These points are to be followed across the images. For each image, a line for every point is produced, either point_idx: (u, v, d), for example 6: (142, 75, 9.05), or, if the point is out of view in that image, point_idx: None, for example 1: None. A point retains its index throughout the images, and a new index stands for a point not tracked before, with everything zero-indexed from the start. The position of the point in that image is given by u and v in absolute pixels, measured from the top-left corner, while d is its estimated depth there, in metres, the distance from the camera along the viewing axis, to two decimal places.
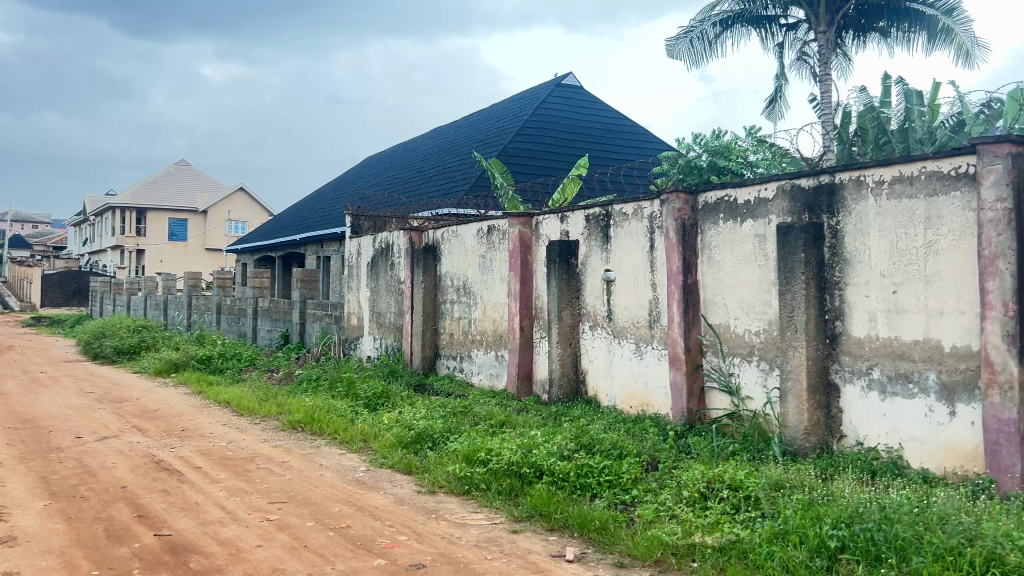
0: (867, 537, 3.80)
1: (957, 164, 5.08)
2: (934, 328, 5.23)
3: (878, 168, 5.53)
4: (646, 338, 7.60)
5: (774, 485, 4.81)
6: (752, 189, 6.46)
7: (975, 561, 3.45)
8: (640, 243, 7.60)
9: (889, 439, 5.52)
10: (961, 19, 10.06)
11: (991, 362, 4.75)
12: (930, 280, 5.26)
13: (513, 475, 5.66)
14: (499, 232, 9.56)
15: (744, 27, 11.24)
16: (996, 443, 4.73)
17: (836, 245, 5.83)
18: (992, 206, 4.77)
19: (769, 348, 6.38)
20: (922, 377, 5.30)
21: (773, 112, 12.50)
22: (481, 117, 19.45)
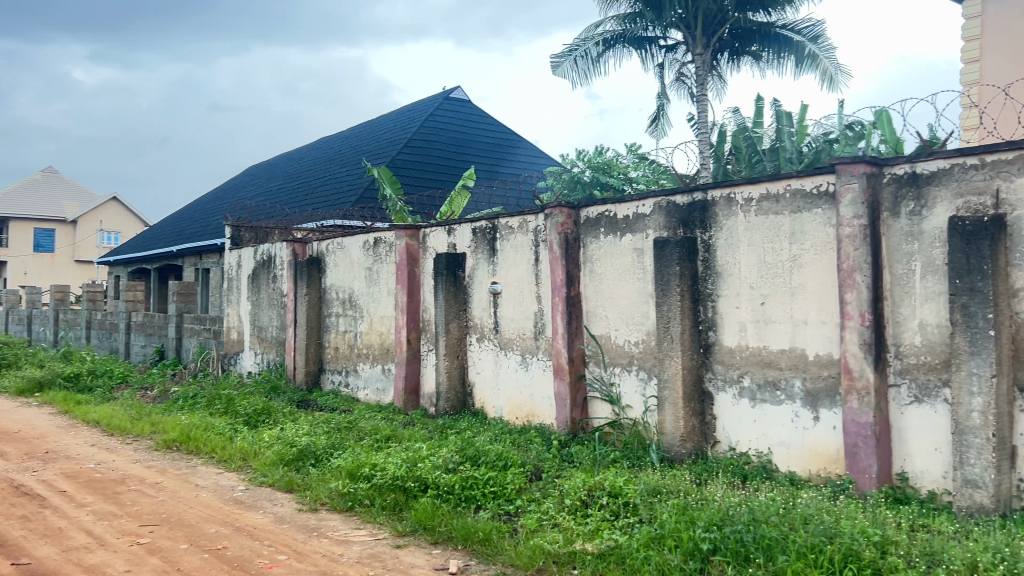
0: (736, 538, 3.97)
1: (819, 183, 5.38)
2: (799, 337, 5.52)
3: (747, 187, 5.80)
4: (532, 350, 7.70)
5: (652, 491, 4.96)
6: (631, 205, 6.65)
7: (834, 558, 3.65)
8: (526, 255, 7.70)
9: (759, 444, 5.78)
10: (825, 46, 10.88)
11: (850, 369, 5.05)
12: (795, 291, 5.54)
13: (397, 490, 5.61)
14: (385, 244, 9.51)
15: (626, 47, 11.52)
16: (855, 446, 5.03)
17: (709, 258, 6.08)
18: (849, 223, 5.07)
19: (647, 358, 6.57)
20: (789, 384, 5.57)
21: (656, 129, 12.90)
22: (369, 128, 19.26)
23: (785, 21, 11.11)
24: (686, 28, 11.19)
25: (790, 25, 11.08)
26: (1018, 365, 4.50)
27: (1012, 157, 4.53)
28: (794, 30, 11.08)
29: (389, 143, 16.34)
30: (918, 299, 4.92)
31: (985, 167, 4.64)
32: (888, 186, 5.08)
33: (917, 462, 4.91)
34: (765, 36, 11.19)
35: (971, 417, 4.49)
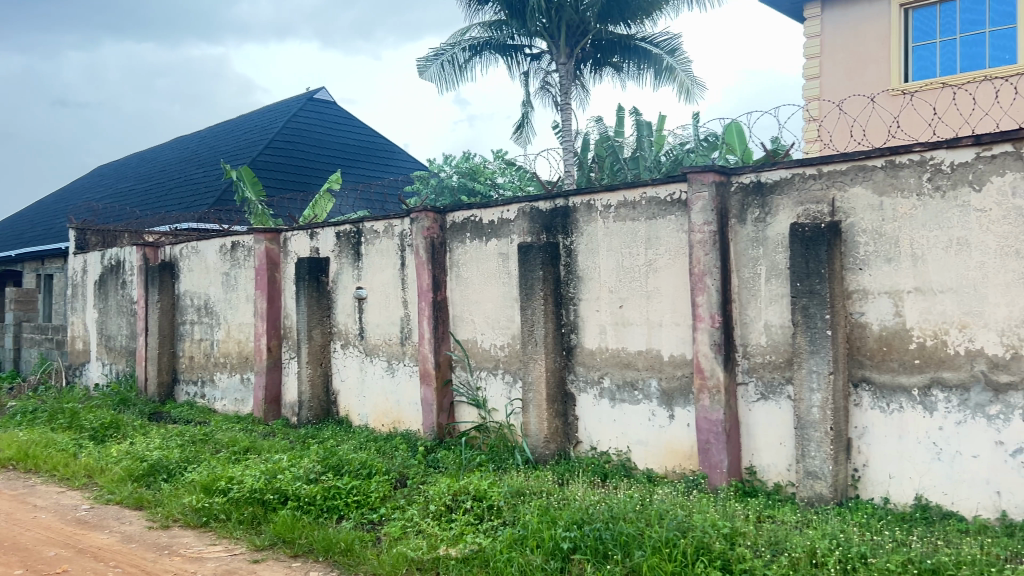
0: (595, 536, 4.05)
1: (672, 191, 5.60)
2: (655, 338, 5.72)
3: (605, 194, 5.95)
4: (397, 356, 7.64)
5: (515, 492, 5.01)
6: (496, 210, 6.71)
7: (687, 551, 3.80)
8: (391, 260, 7.63)
9: (619, 443, 5.95)
10: (682, 59, 11.38)
11: (701, 368, 5.26)
12: (651, 295, 5.74)
13: (255, 503, 5.42)
14: (243, 248, 9.20)
15: (492, 54, 11.60)
16: (707, 442, 5.25)
17: (571, 263, 6.20)
18: (700, 229, 5.28)
19: (512, 361, 6.65)
20: (645, 384, 5.77)
21: (521, 137, 13.07)
22: (229, 127, 18.59)
23: (645, 34, 11.50)
24: (550, 37, 11.36)
25: (649, 38, 11.50)
26: (852, 363, 4.82)
27: (846, 167, 4.84)
28: (653, 43, 11.51)
29: (249, 144, 15.81)
30: (763, 301, 5.19)
31: (822, 177, 4.94)
32: (736, 195, 5.33)
33: (764, 456, 5.18)
34: (625, 48, 11.54)
35: (812, 412, 4.77)
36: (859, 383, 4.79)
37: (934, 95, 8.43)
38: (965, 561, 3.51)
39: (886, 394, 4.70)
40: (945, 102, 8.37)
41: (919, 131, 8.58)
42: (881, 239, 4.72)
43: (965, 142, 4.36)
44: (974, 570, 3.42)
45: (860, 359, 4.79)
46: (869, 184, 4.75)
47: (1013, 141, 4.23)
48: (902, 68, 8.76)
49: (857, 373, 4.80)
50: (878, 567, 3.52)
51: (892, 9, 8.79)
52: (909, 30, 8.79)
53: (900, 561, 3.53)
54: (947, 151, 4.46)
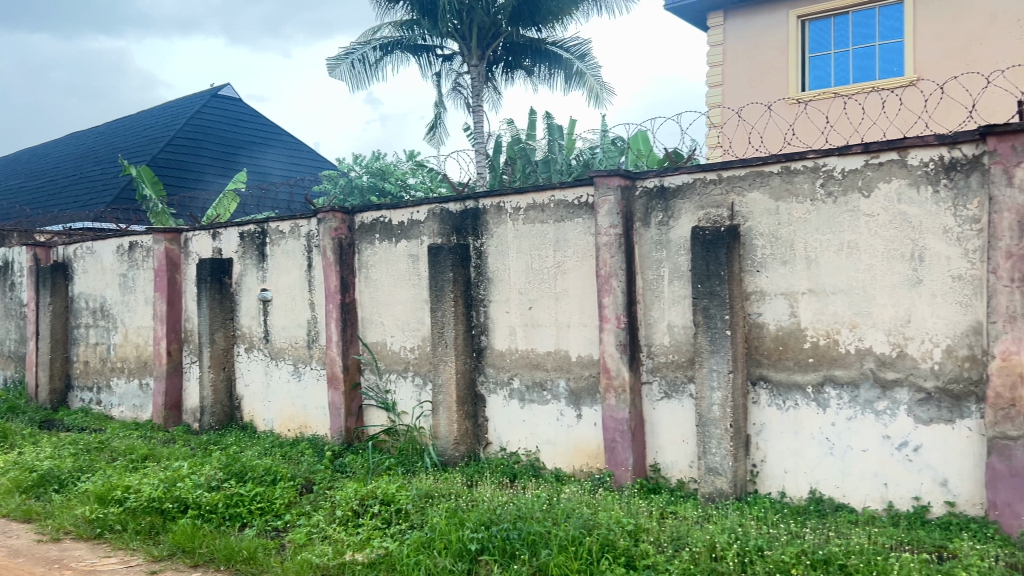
0: (503, 536, 4.08)
1: (580, 194, 5.67)
2: (563, 340, 5.79)
3: (515, 197, 5.98)
4: (304, 359, 7.50)
5: (423, 495, 4.99)
6: (405, 211, 6.67)
7: (593, 548, 3.87)
8: (298, 261, 7.49)
9: (528, 444, 6.00)
10: (592, 64, 11.60)
11: (608, 368, 5.36)
12: (559, 296, 5.80)
13: (153, 512, 5.24)
14: (142, 248, 8.88)
15: (403, 53, 11.50)
16: (613, 441, 5.34)
17: (481, 265, 6.21)
18: (606, 232, 5.36)
19: (422, 364, 6.62)
20: (554, 385, 5.83)
21: (433, 137, 13.02)
22: (128, 123, 17.92)
23: (555, 39, 11.61)
24: (461, 39, 11.36)
25: (560, 43, 11.64)
26: (750, 361, 4.99)
27: (745, 173, 4.99)
28: (563, 47, 11.64)
29: (149, 141, 15.27)
30: (666, 302, 5.31)
31: (722, 182, 5.08)
32: (640, 199, 5.44)
33: (667, 454, 5.31)
34: (537, 52, 11.63)
35: (712, 409, 4.91)
36: (757, 381, 4.97)
37: (826, 104, 8.79)
38: (853, 550, 3.67)
39: (782, 391, 4.88)
40: (836, 111, 8.74)
41: (813, 138, 8.94)
42: (778, 242, 4.89)
43: (854, 149, 4.56)
44: (862, 559, 3.58)
45: (758, 358, 4.96)
46: (766, 189, 4.92)
47: (898, 149, 4.44)
48: (799, 78, 9.10)
49: (755, 372, 4.97)
50: (773, 559, 3.64)
51: (789, 21, 9.12)
52: (805, 41, 9.14)
53: (794, 552, 3.66)
54: (839, 158, 4.65)
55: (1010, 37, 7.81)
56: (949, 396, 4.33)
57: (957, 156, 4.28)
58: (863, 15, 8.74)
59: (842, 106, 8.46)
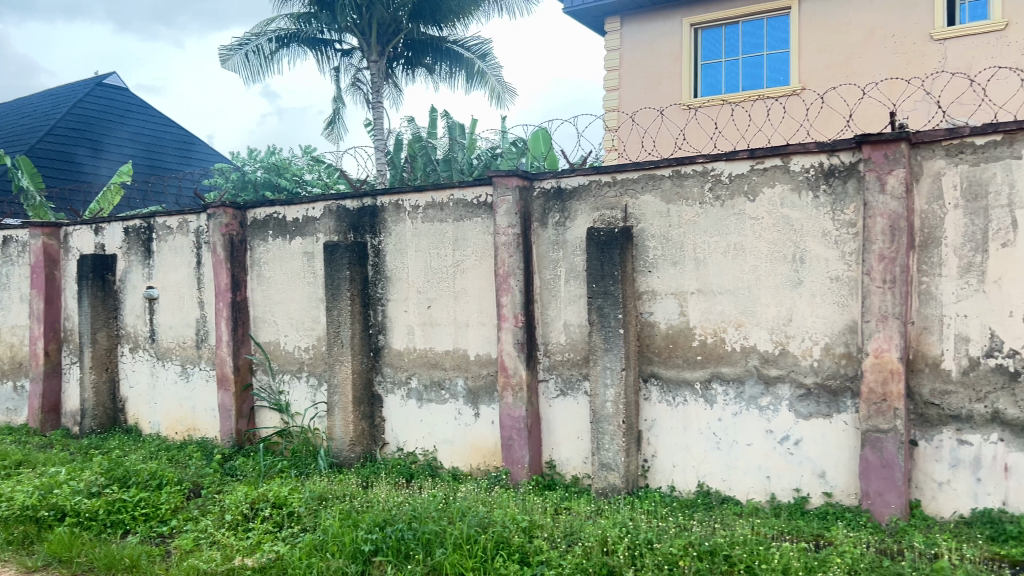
0: (397, 536, 4.05)
1: (478, 194, 5.69)
2: (461, 338, 5.80)
3: (414, 195, 5.94)
4: (192, 359, 7.26)
5: (316, 498, 4.91)
6: (300, 208, 6.54)
7: (487, 546, 3.89)
8: (186, 258, 7.24)
9: (425, 443, 5.99)
10: (493, 64, 11.65)
11: (505, 367, 5.39)
12: (458, 295, 5.80)
13: (27, 521, 4.97)
14: (17, 243, 8.40)
15: (300, 46, 11.24)
16: (510, 438, 5.38)
17: (378, 263, 6.14)
18: (505, 231, 5.39)
19: (317, 364, 6.51)
20: (452, 384, 5.84)
21: (332, 133, 12.81)
22: (4, 110, 16.94)
23: (456, 37, 11.58)
24: (360, 34, 11.22)
25: (461, 41, 11.62)
26: (642, 359, 5.12)
27: (638, 176, 5.11)
28: (464, 46, 11.64)
29: (27, 129, 14.48)
30: (563, 301, 5.39)
31: (616, 184, 5.19)
32: (538, 199, 5.49)
33: (562, 450, 5.39)
34: (437, 49, 11.58)
35: (605, 406, 5.01)
36: (648, 378, 5.10)
37: (715, 111, 9.10)
38: (737, 541, 3.80)
39: (672, 388, 5.02)
40: (725, 118, 9.06)
41: (702, 143, 9.23)
42: (669, 244, 5.03)
43: (741, 155, 4.73)
44: (745, 549, 3.71)
45: (650, 355, 5.09)
46: (658, 192, 5.05)
47: (782, 156, 4.63)
48: (691, 84, 9.37)
49: (647, 369, 5.10)
50: (662, 551, 3.74)
51: (683, 28, 9.38)
52: (697, 48, 9.42)
53: (681, 544, 3.77)
54: (727, 163, 4.81)
55: (885, 50, 8.26)
56: (827, 391, 4.55)
57: (835, 163, 4.50)
58: (752, 26, 9.09)
59: (732, 112, 8.81)
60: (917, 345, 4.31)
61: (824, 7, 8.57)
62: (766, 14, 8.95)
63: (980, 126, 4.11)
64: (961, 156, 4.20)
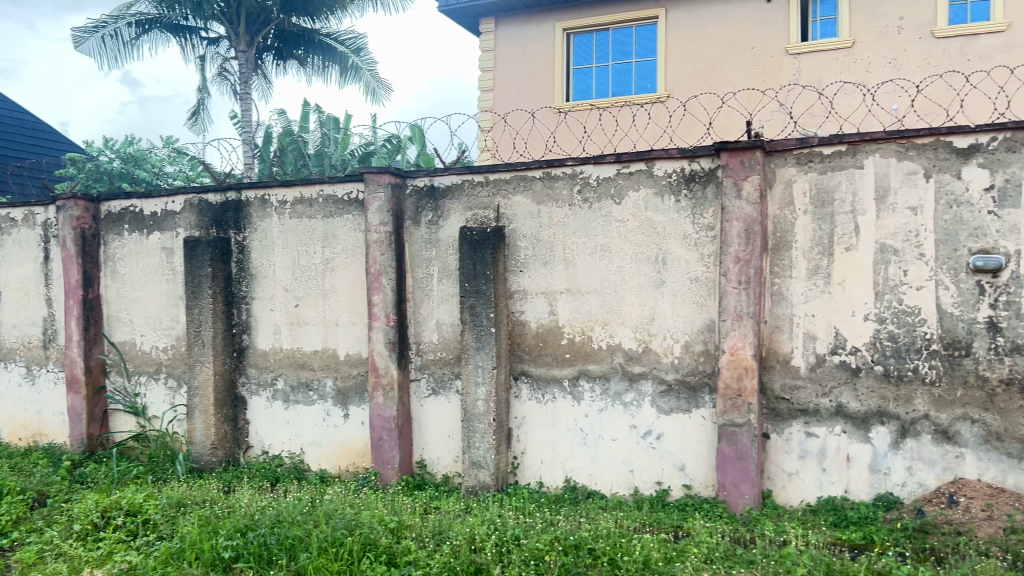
0: (259, 542, 3.92)
1: (348, 190, 5.59)
2: (330, 338, 5.69)
3: (280, 190, 5.78)
4: (38, 361, 6.82)
5: (174, 504, 4.71)
6: (159, 202, 6.24)
7: (353, 548, 3.83)
8: (33, 252, 6.79)
9: (291, 445, 5.85)
10: (368, 59, 11.47)
11: (376, 367, 5.32)
12: (327, 294, 5.69)
13: None
14: None
15: (162, 32, 10.72)
16: (379, 439, 5.32)
17: (243, 260, 5.95)
18: (376, 229, 5.32)
19: (176, 365, 6.24)
20: (320, 384, 5.72)
21: (196, 124, 12.31)
22: None
23: (329, 30, 11.34)
24: (228, 22, 10.82)
25: (334, 34, 11.36)
26: (513, 357, 5.16)
27: (509, 177, 5.16)
28: (337, 40, 11.40)
29: None
30: (435, 300, 5.37)
31: (488, 184, 5.22)
32: (410, 197, 5.45)
33: (433, 450, 5.38)
34: (310, 42, 11.31)
35: (477, 405, 5.03)
36: (519, 376, 5.15)
37: (585, 115, 9.30)
38: (601, 534, 3.91)
39: (542, 385, 5.10)
40: (594, 122, 9.28)
41: (571, 146, 9.43)
42: (539, 244, 5.10)
43: (608, 159, 4.85)
44: (608, 541, 3.82)
45: (520, 353, 5.15)
46: (529, 193, 5.11)
47: (646, 160, 4.78)
48: (564, 87, 9.53)
49: (517, 367, 5.15)
50: (529, 547, 3.79)
51: (555, 32, 9.54)
52: (569, 53, 9.61)
53: (548, 540, 3.83)
54: (594, 167, 4.92)
55: (744, 62, 8.66)
56: (687, 387, 4.73)
57: (696, 169, 4.68)
58: (622, 33, 9.34)
59: (600, 115, 9.09)
60: (770, 344, 4.55)
61: (689, 18, 8.91)
62: (635, 22, 9.23)
63: (827, 137, 4.36)
64: (810, 164, 4.45)
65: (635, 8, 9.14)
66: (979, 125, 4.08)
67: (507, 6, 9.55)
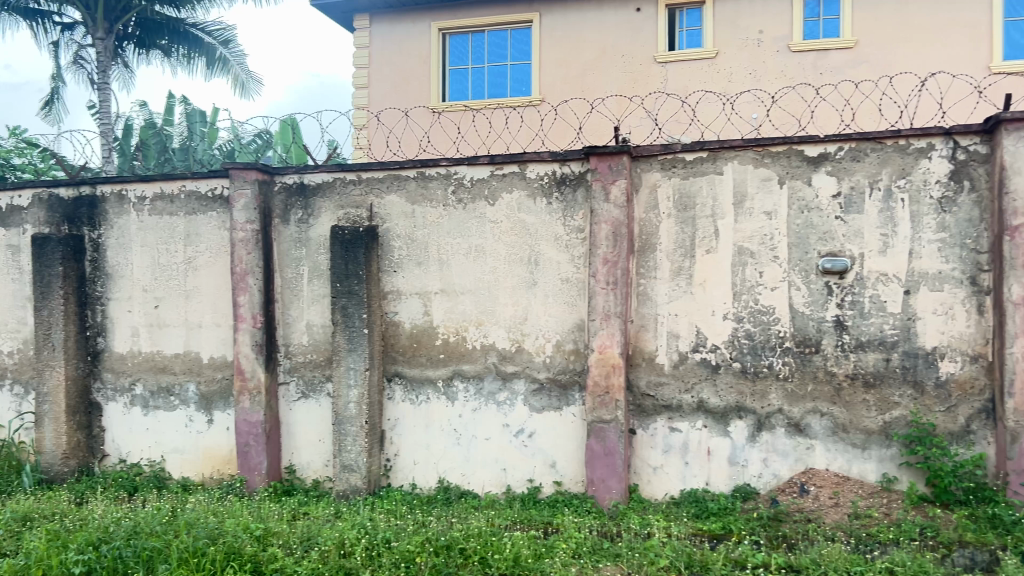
0: (114, 555, 3.72)
1: (213, 186, 5.40)
2: (193, 340, 5.47)
3: (139, 185, 5.52)
4: None
5: (19, 519, 4.42)
6: (3, 195, 5.84)
7: (216, 558, 3.70)
8: None
9: (151, 453, 5.59)
10: (236, 51, 11.13)
11: (242, 370, 5.15)
12: (189, 294, 5.47)
13: None
14: None
15: (10, 15, 10.01)
16: (246, 445, 5.15)
17: (98, 259, 5.64)
18: (242, 227, 5.15)
19: (24, 369, 5.85)
20: (182, 389, 5.49)
21: (49, 114, 11.59)
22: None
23: (196, 20, 10.90)
24: (84, 7, 10.20)
25: (200, 25, 10.96)
26: (386, 358, 5.11)
27: (382, 176, 5.11)
28: (204, 30, 10.99)
29: None
30: (304, 301, 5.26)
31: (360, 183, 5.15)
32: (278, 194, 5.30)
33: (303, 454, 5.27)
34: (174, 31, 10.82)
35: (348, 407, 4.94)
36: (391, 377, 5.10)
37: (459, 115, 9.32)
38: (472, 533, 3.92)
39: (415, 386, 5.07)
40: (468, 124, 9.31)
41: (446, 146, 9.42)
42: (413, 244, 5.07)
43: (482, 160, 4.87)
44: (479, 541, 3.83)
45: (393, 354, 5.10)
46: (403, 193, 5.08)
47: (519, 162, 4.83)
48: (439, 87, 9.50)
49: (390, 369, 5.10)
50: (399, 549, 3.77)
51: (430, 32, 9.49)
52: (444, 53, 9.59)
53: (419, 541, 3.81)
54: (468, 168, 4.94)
55: (615, 68, 8.90)
56: (558, 386, 4.81)
57: (566, 172, 4.77)
58: (497, 36, 9.42)
59: (474, 116, 9.14)
60: (636, 342, 4.69)
61: (562, 23, 9.07)
62: (509, 25, 9.31)
63: (689, 144, 4.53)
64: (674, 169, 4.61)
65: (510, 12, 9.24)
66: (827, 135, 4.34)
67: (381, 4, 9.44)
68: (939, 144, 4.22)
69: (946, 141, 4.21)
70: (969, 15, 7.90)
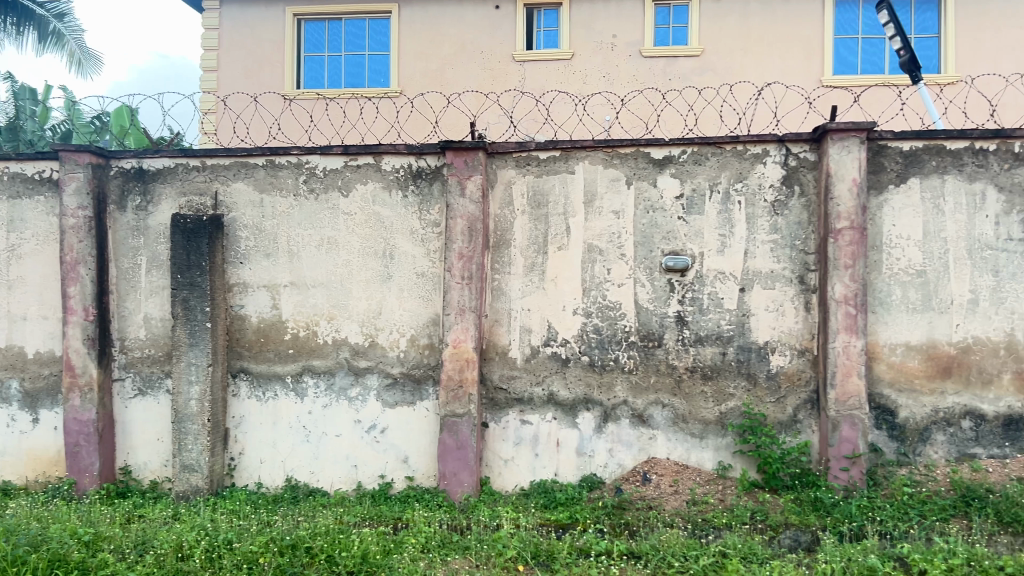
0: None
1: (40, 168, 5.03)
2: (16, 334, 5.09)
3: None
4: None
5: None
6: None
7: (39, 566, 3.46)
8: None
9: None
10: (72, 26, 10.43)
11: (72, 366, 4.83)
12: (13, 285, 5.08)
13: None
14: None
15: None
16: (75, 445, 4.85)
17: None
18: (73, 213, 4.83)
19: None
20: (4, 387, 5.10)
21: None
22: None
23: None
24: None
25: None
26: (232, 354, 4.92)
27: (229, 163, 4.91)
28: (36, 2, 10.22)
29: None
30: (142, 293, 4.99)
31: (205, 169, 4.94)
32: (114, 179, 5.00)
33: (139, 454, 5.00)
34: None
35: (189, 405, 4.72)
36: (237, 373, 4.92)
37: (313, 104, 9.09)
38: (319, 531, 3.84)
39: (262, 383, 4.91)
40: (321, 112, 9.09)
41: (297, 135, 9.16)
42: (261, 235, 4.91)
43: (335, 150, 4.78)
44: (325, 539, 3.76)
45: (239, 350, 4.92)
46: (250, 181, 4.90)
47: (373, 154, 4.77)
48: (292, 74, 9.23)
49: (235, 365, 4.92)
50: (241, 550, 3.64)
51: (285, 16, 9.20)
52: (299, 39, 9.33)
53: (262, 541, 3.70)
54: (321, 158, 4.82)
55: (473, 63, 8.94)
56: (411, 380, 4.79)
57: (422, 166, 4.75)
58: (355, 25, 9.27)
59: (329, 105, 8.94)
60: (489, 336, 4.73)
61: (422, 16, 9.02)
62: (367, 15, 9.19)
63: (542, 142, 4.61)
64: (528, 167, 4.68)
65: (367, 1, 9.10)
66: (671, 139, 4.53)
67: None
68: (773, 151, 4.48)
69: (779, 148, 4.48)
70: (804, 31, 8.44)
